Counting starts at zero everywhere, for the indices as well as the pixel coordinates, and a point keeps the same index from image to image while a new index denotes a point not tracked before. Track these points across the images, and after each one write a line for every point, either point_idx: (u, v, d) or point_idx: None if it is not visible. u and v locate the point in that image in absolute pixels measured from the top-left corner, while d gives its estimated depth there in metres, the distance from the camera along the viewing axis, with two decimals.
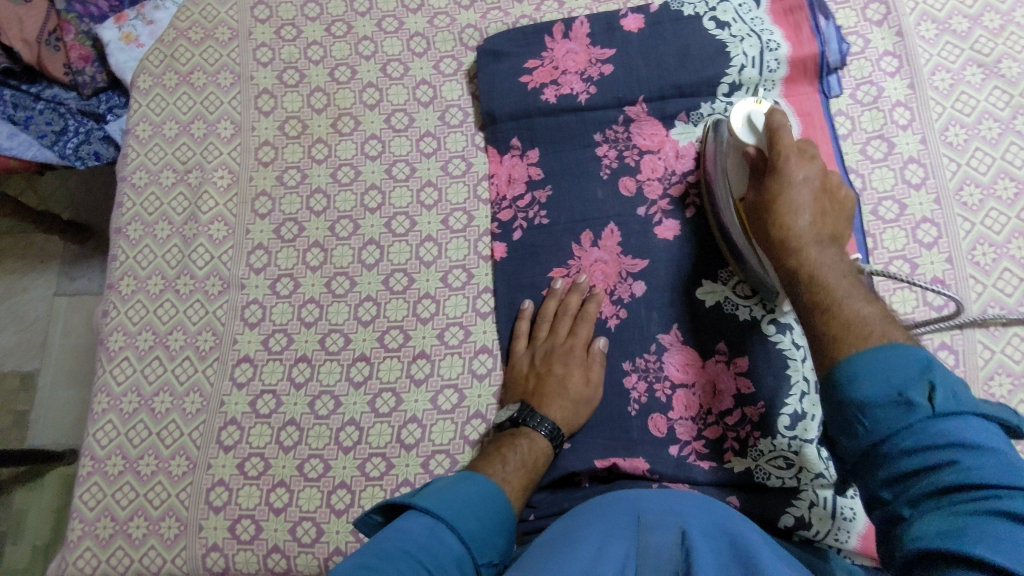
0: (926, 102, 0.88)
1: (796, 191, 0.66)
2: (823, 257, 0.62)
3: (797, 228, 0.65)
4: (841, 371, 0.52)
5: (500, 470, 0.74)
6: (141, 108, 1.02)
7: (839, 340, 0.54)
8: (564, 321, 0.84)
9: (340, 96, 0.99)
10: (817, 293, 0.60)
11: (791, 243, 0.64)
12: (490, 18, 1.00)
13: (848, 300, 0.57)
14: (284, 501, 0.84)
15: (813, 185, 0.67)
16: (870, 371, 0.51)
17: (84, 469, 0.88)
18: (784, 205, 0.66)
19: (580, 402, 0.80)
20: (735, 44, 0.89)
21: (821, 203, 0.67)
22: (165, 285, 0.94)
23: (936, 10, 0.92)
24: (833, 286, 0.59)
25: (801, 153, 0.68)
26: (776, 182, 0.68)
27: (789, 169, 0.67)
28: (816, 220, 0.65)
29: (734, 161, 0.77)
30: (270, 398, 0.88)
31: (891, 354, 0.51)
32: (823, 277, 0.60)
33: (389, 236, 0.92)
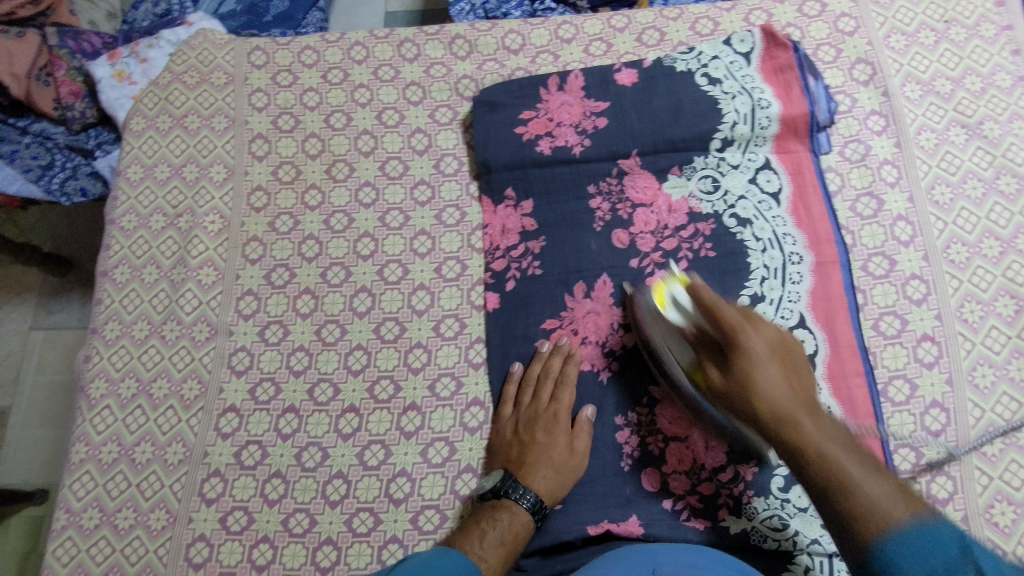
0: (913, 161, 0.90)
1: (768, 396, 0.63)
2: (821, 429, 0.59)
3: (775, 402, 0.62)
4: (876, 563, 0.49)
5: (479, 547, 0.72)
6: (133, 150, 1.01)
7: (875, 520, 0.51)
8: (548, 386, 0.83)
9: (335, 142, 1.00)
10: (834, 503, 0.54)
11: (787, 417, 0.61)
12: (486, 69, 1.02)
13: (860, 475, 0.55)
14: (268, 558, 0.81)
15: (773, 352, 0.66)
16: (899, 546, 0.49)
17: (58, 523, 0.84)
18: (755, 398, 0.63)
19: (564, 471, 0.78)
20: (727, 101, 0.91)
21: (784, 362, 0.66)
22: (151, 330, 0.93)
23: (920, 72, 0.95)
24: (838, 453, 0.57)
25: (750, 324, 0.67)
26: (745, 364, 0.64)
27: (751, 349, 0.65)
28: (789, 391, 0.63)
29: (676, 336, 0.76)
30: (256, 449, 0.86)
31: (932, 525, 0.49)
32: (834, 455, 0.56)
33: (381, 284, 0.92)
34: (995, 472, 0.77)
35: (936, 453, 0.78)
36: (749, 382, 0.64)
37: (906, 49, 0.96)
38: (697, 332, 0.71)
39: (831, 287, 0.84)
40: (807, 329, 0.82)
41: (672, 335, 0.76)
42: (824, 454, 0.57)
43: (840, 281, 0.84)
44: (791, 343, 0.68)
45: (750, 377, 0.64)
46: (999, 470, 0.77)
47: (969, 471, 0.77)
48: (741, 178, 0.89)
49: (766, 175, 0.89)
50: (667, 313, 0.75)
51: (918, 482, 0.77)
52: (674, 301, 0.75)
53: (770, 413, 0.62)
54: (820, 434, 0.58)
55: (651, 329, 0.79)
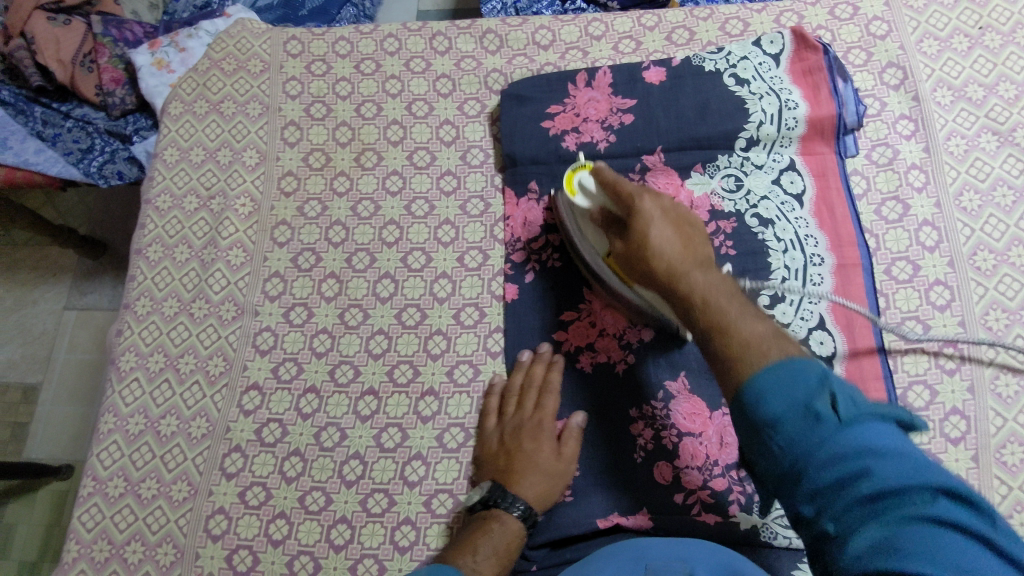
0: (941, 166, 0.89)
1: (655, 226, 0.69)
2: (708, 279, 0.65)
3: (670, 260, 0.67)
4: (747, 392, 0.53)
5: (471, 559, 0.71)
6: (171, 133, 1.04)
7: (745, 349, 0.56)
8: (531, 395, 0.83)
9: (365, 131, 1.02)
10: (710, 315, 0.61)
11: (677, 270, 0.66)
12: (515, 64, 1.03)
13: (741, 320, 0.59)
14: (283, 533, 0.83)
15: (665, 214, 0.71)
16: (768, 378, 0.52)
17: (84, 489, 0.87)
18: (655, 248, 0.68)
19: (553, 478, 0.78)
20: (754, 101, 0.91)
21: (677, 224, 0.70)
22: (180, 308, 0.95)
23: (952, 77, 0.94)
24: (718, 303, 0.62)
25: (646, 192, 0.72)
26: (639, 228, 0.70)
27: (646, 216, 0.70)
28: (673, 237, 0.69)
29: (592, 227, 0.81)
30: (276, 427, 0.88)
31: (795, 359, 0.53)
32: (716, 303, 0.62)
33: (404, 271, 0.94)
34: (1016, 483, 0.76)
35: (955, 460, 0.77)
36: (644, 245, 0.69)
37: (939, 54, 0.95)
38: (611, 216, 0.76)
39: (852, 289, 0.84)
40: (826, 330, 0.82)
41: (590, 225, 0.81)
42: (707, 300, 0.63)
43: (861, 284, 0.84)
44: (690, 213, 0.73)
45: (641, 241, 0.69)
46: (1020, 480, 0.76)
47: (988, 480, 0.76)
48: (765, 178, 0.89)
49: (790, 175, 0.89)
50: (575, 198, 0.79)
51: None
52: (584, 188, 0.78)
53: (665, 266, 0.67)
54: (708, 285, 0.64)
55: (569, 228, 0.85)
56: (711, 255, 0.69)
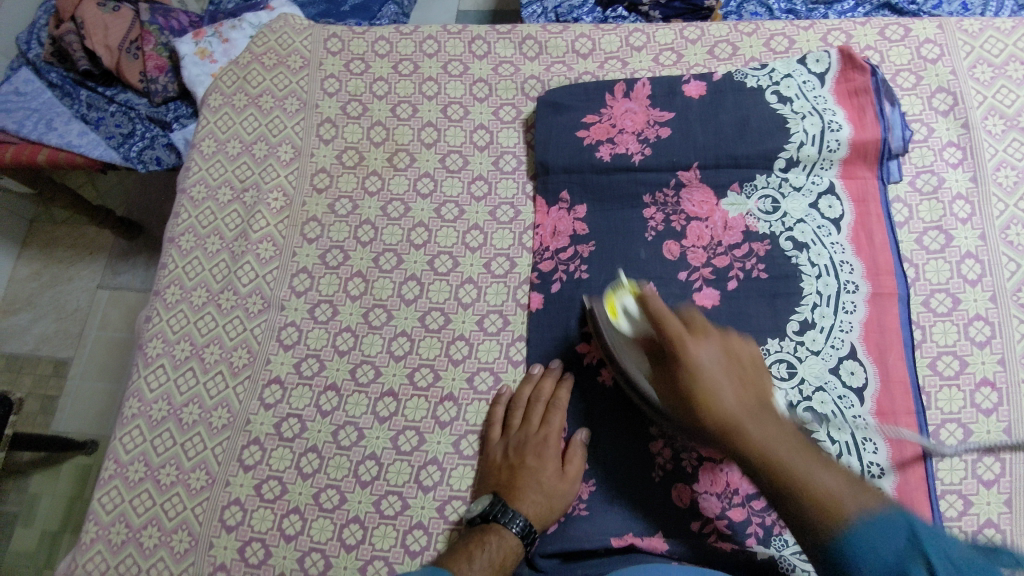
0: (989, 197, 0.86)
1: (705, 373, 0.61)
2: (764, 432, 0.57)
3: (725, 407, 0.59)
4: (840, 559, 0.48)
5: (467, 567, 0.70)
6: (209, 125, 1.06)
7: (837, 511, 0.50)
8: (537, 409, 0.83)
9: (399, 132, 1.02)
10: (778, 467, 0.54)
11: (728, 420, 0.59)
12: (553, 71, 1.02)
13: (812, 472, 0.53)
14: (296, 529, 0.83)
15: (721, 352, 0.63)
16: (859, 538, 0.48)
17: (106, 471, 0.89)
18: (708, 389, 0.60)
19: (554, 497, 0.78)
20: (796, 121, 0.89)
21: (732, 369, 0.62)
22: (209, 298, 0.96)
23: (1005, 105, 0.90)
24: (784, 456, 0.55)
25: (695, 335, 0.64)
26: (681, 352, 0.63)
27: (692, 352, 0.62)
28: (741, 395, 0.60)
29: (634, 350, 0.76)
30: (295, 422, 0.89)
31: (884, 515, 0.48)
32: (776, 457, 0.55)
33: (430, 274, 0.93)
34: None
35: (986, 504, 0.75)
36: (694, 374, 0.61)
37: (992, 81, 0.92)
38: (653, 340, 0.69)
39: (886, 320, 0.81)
40: (858, 361, 0.80)
41: (630, 347, 0.77)
42: (756, 443, 0.57)
43: (896, 315, 0.81)
44: (738, 340, 0.65)
45: (689, 373, 0.62)
46: None
47: (1021, 527, 0.74)
48: (802, 201, 0.87)
49: (829, 199, 0.87)
50: (619, 321, 0.78)
51: (964, 530, 0.74)
52: (626, 312, 0.77)
53: (709, 412, 0.60)
54: (769, 436, 0.57)
55: (611, 331, 0.80)
56: (771, 389, 0.62)
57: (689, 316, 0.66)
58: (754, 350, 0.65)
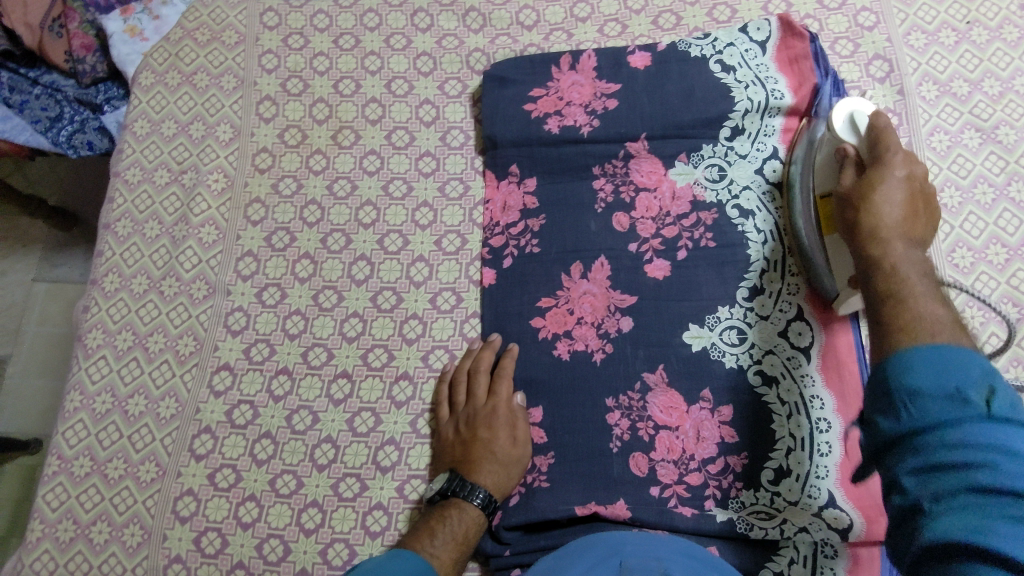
0: (924, 161, 0.89)
1: (887, 200, 0.63)
2: (909, 254, 0.58)
3: (885, 219, 0.61)
4: (892, 361, 0.49)
5: (429, 544, 0.73)
6: (141, 105, 1.01)
7: (908, 330, 0.51)
8: (481, 380, 0.83)
9: (342, 108, 0.99)
10: (890, 279, 0.56)
11: (881, 234, 0.60)
12: (498, 43, 1.01)
13: (921, 295, 0.54)
14: (253, 516, 0.82)
15: (912, 191, 0.64)
16: (920, 354, 0.48)
17: (49, 468, 0.85)
18: (874, 212, 0.62)
19: (510, 463, 0.79)
20: (739, 90, 0.90)
21: (917, 206, 0.63)
22: (150, 286, 0.93)
23: (938, 72, 0.93)
24: (909, 276, 0.56)
25: (904, 160, 0.65)
26: (876, 179, 0.65)
27: (891, 166, 0.65)
28: (907, 218, 0.62)
29: (828, 152, 0.78)
30: (247, 409, 0.87)
31: (948, 346, 0.48)
32: (899, 273, 0.56)
33: (380, 253, 0.92)
34: None
35: None
36: (867, 192, 0.64)
37: (926, 48, 0.95)
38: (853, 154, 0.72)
39: None
40: (805, 321, 0.83)
41: (827, 153, 0.78)
42: (896, 268, 0.57)
43: None
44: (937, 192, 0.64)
45: (872, 191, 0.64)
46: None
47: None
48: (748, 168, 0.89)
49: (773, 165, 0.89)
50: (836, 124, 0.76)
51: None
52: (849, 119, 0.75)
53: (871, 222, 0.61)
54: (920, 295, 0.54)
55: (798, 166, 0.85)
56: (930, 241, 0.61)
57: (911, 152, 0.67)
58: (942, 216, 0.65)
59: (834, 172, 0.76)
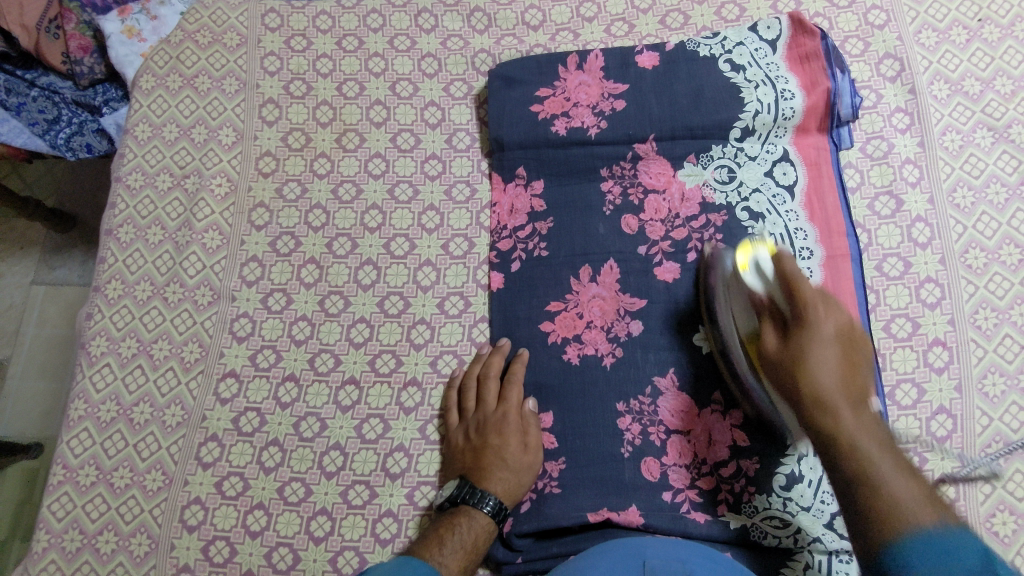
0: (936, 161, 0.88)
1: (826, 376, 0.58)
2: (857, 422, 0.56)
3: (827, 392, 0.58)
4: (885, 560, 0.48)
5: (438, 553, 0.72)
6: (142, 108, 1.00)
7: (896, 522, 0.49)
8: (491, 385, 0.82)
9: (347, 111, 0.98)
10: (852, 458, 0.53)
11: (824, 400, 0.57)
12: (504, 44, 1.00)
13: (892, 475, 0.51)
14: (262, 525, 0.81)
15: (845, 343, 0.61)
16: (917, 547, 0.47)
17: (54, 478, 0.84)
18: (813, 360, 0.60)
19: (521, 470, 0.78)
20: (749, 90, 0.89)
21: (848, 349, 0.61)
22: (153, 292, 0.92)
23: (949, 70, 0.92)
24: (875, 452, 0.53)
25: (825, 312, 0.62)
26: (804, 344, 0.61)
27: (818, 323, 0.62)
28: (846, 373, 0.59)
29: (740, 299, 0.74)
30: (254, 416, 0.86)
31: (942, 532, 0.47)
32: (855, 445, 0.54)
33: (387, 257, 0.91)
34: (1000, 482, 0.76)
35: (940, 459, 0.77)
36: (798, 362, 0.61)
37: (937, 46, 0.94)
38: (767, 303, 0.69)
39: (841, 282, 0.83)
40: None
41: (740, 300, 0.74)
42: (854, 445, 0.54)
43: (850, 277, 0.83)
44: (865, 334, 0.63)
45: (802, 357, 0.61)
46: (1004, 479, 0.76)
47: (973, 478, 0.77)
48: (758, 170, 0.88)
49: (783, 166, 0.88)
50: (745, 272, 0.72)
51: None
52: (756, 266, 0.71)
53: (812, 389, 0.58)
54: (862, 431, 0.55)
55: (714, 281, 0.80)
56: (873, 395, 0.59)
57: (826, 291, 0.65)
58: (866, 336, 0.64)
59: (750, 311, 0.72)
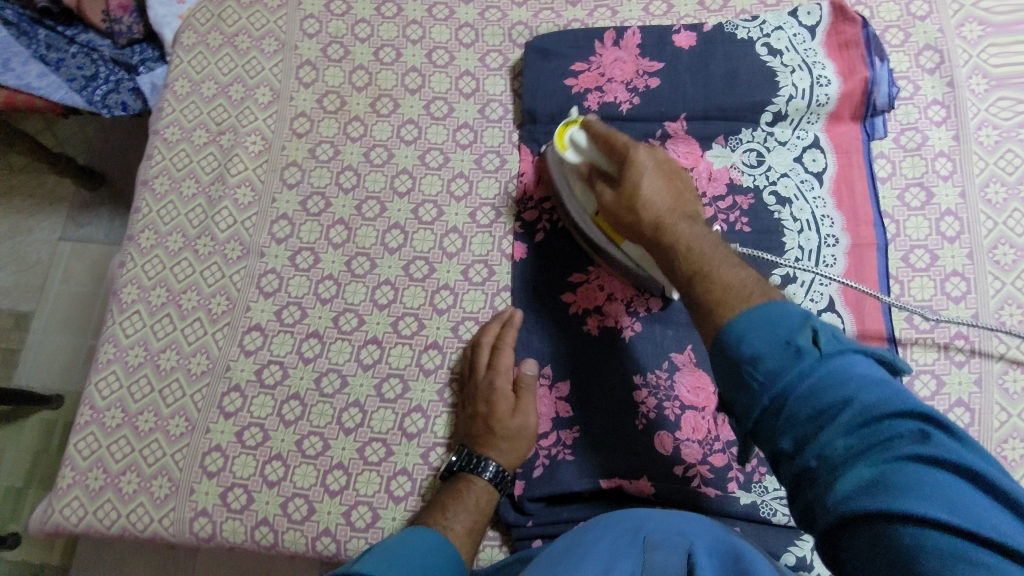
0: (970, 156, 0.88)
1: (654, 205, 0.69)
2: (694, 231, 0.66)
3: (659, 215, 0.68)
4: (727, 333, 0.55)
5: (442, 518, 0.73)
6: (182, 64, 1.01)
7: (733, 294, 0.58)
8: (484, 354, 0.82)
9: (382, 76, 0.99)
10: (693, 262, 0.63)
11: (666, 221, 0.68)
12: (542, 18, 1.00)
13: (716, 265, 0.61)
14: (279, 475, 0.83)
15: (662, 166, 0.72)
16: (744, 319, 0.54)
17: (81, 418, 0.87)
18: (648, 184, 0.70)
19: (513, 435, 0.78)
20: (785, 74, 0.89)
21: (667, 175, 0.72)
22: (185, 244, 0.94)
23: (990, 65, 0.91)
24: (713, 262, 0.62)
25: (643, 143, 0.73)
26: (631, 181, 0.70)
27: (638, 159, 0.71)
28: (671, 194, 0.70)
29: (576, 179, 0.80)
30: (277, 369, 0.88)
31: (769, 304, 0.55)
32: (699, 249, 0.63)
33: (414, 223, 0.92)
34: (1014, 477, 0.76)
35: None
36: (634, 195, 0.70)
37: (979, 41, 0.93)
38: (602, 170, 0.75)
39: (864, 271, 0.83)
40: (835, 312, 0.82)
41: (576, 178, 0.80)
42: (691, 249, 0.64)
43: (873, 265, 0.83)
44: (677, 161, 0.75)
45: (637, 193, 0.70)
46: (1019, 475, 0.76)
47: None
48: (787, 155, 0.88)
49: (813, 153, 0.88)
50: (567, 153, 0.78)
51: None
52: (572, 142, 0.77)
53: (653, 221, 0.68)
54: (695, 238, 0.65)
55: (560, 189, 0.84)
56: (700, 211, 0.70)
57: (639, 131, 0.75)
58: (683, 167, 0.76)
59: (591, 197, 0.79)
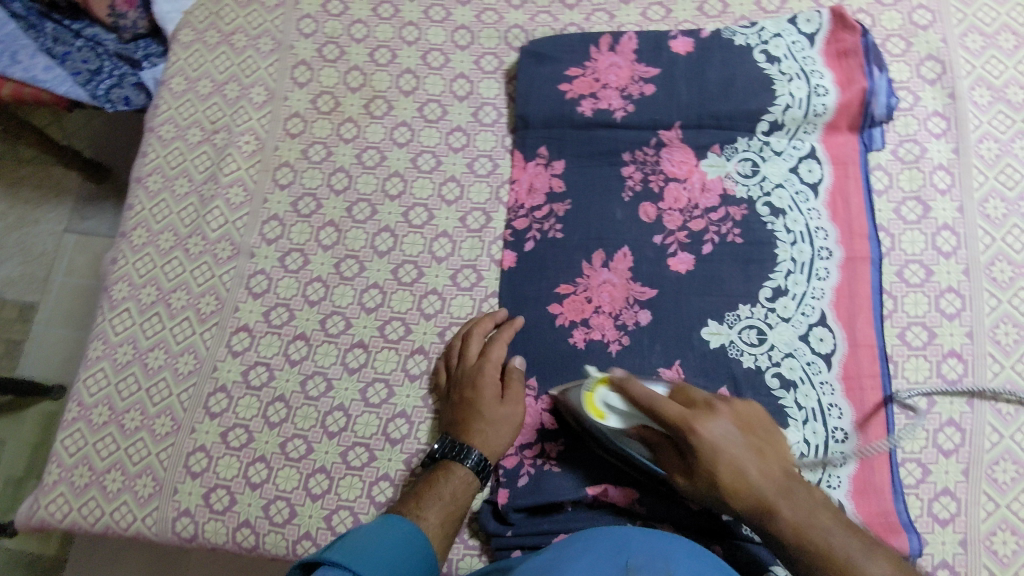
0: (969, 169, 0.86)
1: (757, 485, 0.64)
2: (802, 514, 0.62)
3: (755, 484, 0.64)
4: None
5: (415, 508, 0.73)
6: (178, 62, 1.01)
7: None
8: (472, 344, 0.83)
9: (377, 78, 0.99)
10: (808, 552, 0.61)
11: (739, 487, 0.65)
12: (538, 21, 0.99)
13: (835, 539, 0.60)
14: (262, 477, 0.83)
15: (739, 424, 0.68)
16: None
17: (69, 414, 0.87)
18: (732, 466, 0.65)
19: (497, 422, 0.78)
20: (783, 83, 0.87)
21: (747, 439, 0.67)
22: (176, 243, 0.94)
23: (993, 77, 0.89)
24: (826, 529, 0.61)
25: (699, 410, 0.67)
26: (699, 444, 0.65)
27: (702, 431, 0.66)
28: (764, 468, 0.65)
29: (623, 435, 0.73)
30: (263, 370, 0.88)
31: None
32: (814, 534, 0.61)
33: (404, 226, 0.92)
34: (1004, 500, 0.75)
35: (944, 472, 0.76)
36: (712, 464, 0.65)
37: (982, 51, 0.91)
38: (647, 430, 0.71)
39: (857, 285, 0.81)
40: (826, 327, 0.80)
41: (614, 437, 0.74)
42: (810, 529, 0.61)
43: (867, 280, 0.82)
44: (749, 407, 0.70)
45: (708, 462, 0.65)
46: (1008, 498, 0.75)
47: (976, 494, 0.75)
48: (782, 165, 0.86)
49: (808, 164, 0.86)
50: (605, 420, 0.73)
51: (921, 498, 0.75)
52: (609, 407, 0.73)
53: (753, 498, 0.64)
54: (811, 514, 0.62)
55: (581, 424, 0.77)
56: (794, 467, 0.67)
57: (683, 390, 0.70)
58: (756, 408, 0.71)
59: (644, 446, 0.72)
